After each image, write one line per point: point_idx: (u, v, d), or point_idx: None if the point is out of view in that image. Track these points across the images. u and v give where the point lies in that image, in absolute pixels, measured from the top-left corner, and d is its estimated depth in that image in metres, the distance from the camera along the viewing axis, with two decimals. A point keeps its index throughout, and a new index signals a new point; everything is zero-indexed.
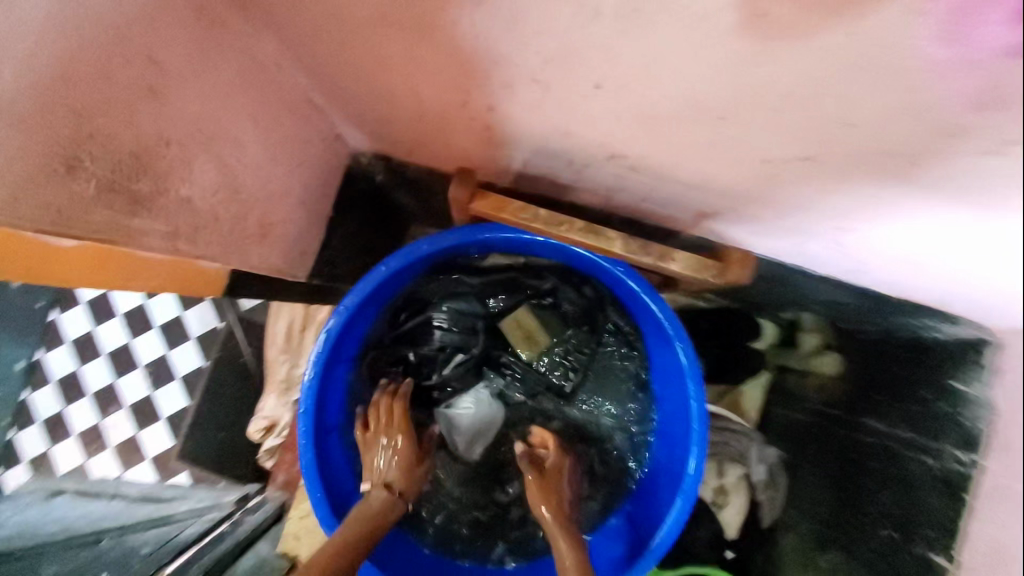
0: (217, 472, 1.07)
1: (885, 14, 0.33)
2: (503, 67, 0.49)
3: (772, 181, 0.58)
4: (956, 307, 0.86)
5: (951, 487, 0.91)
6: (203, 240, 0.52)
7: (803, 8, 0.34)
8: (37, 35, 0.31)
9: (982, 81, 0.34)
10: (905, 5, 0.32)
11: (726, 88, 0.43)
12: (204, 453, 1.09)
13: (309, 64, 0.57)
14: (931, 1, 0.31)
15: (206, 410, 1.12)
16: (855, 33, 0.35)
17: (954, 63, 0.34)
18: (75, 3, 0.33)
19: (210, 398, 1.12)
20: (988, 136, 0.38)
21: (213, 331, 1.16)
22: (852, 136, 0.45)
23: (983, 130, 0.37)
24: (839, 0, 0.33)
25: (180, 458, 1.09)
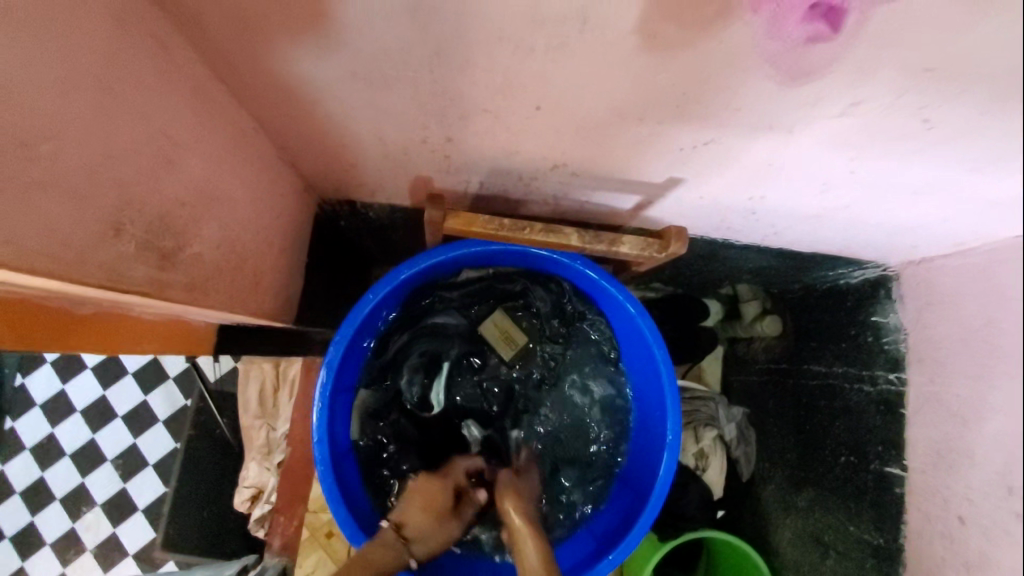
0: (207, 553, 1.18)
1: (747, 26, 0.44)
2: (457, 102, 0.58)
3: (686, 166, 0.70)
4: (861, 250, 1.02)
5: (890, 406, 1.04)
6: (213, 289, 0.58)
7: (688, 29, 0.44)
8: (80, 125, 0.37)
9: (817, 56, 0.46)
10: (755, 20, 0.43)
11: (639, 96, 0.54)
12: (190, 537, 1.18)
13: (282, 123, 0.65)
14: (767, 11, 0.42)
15: (187, 493, 1.21)
16: (729, 42, 0.46)
17: (799, 49, 0.46)
18: (104, 94, 0.39)
19: (188, 481, 1.21)
20: (833, 90, 0.50)
21: (181, 410, 1.27)
22: (742, 118, 0.57)
23: (829, 88, 0.50)
24: (713, 22, 0.44)
25: (163, 549, 1.17)
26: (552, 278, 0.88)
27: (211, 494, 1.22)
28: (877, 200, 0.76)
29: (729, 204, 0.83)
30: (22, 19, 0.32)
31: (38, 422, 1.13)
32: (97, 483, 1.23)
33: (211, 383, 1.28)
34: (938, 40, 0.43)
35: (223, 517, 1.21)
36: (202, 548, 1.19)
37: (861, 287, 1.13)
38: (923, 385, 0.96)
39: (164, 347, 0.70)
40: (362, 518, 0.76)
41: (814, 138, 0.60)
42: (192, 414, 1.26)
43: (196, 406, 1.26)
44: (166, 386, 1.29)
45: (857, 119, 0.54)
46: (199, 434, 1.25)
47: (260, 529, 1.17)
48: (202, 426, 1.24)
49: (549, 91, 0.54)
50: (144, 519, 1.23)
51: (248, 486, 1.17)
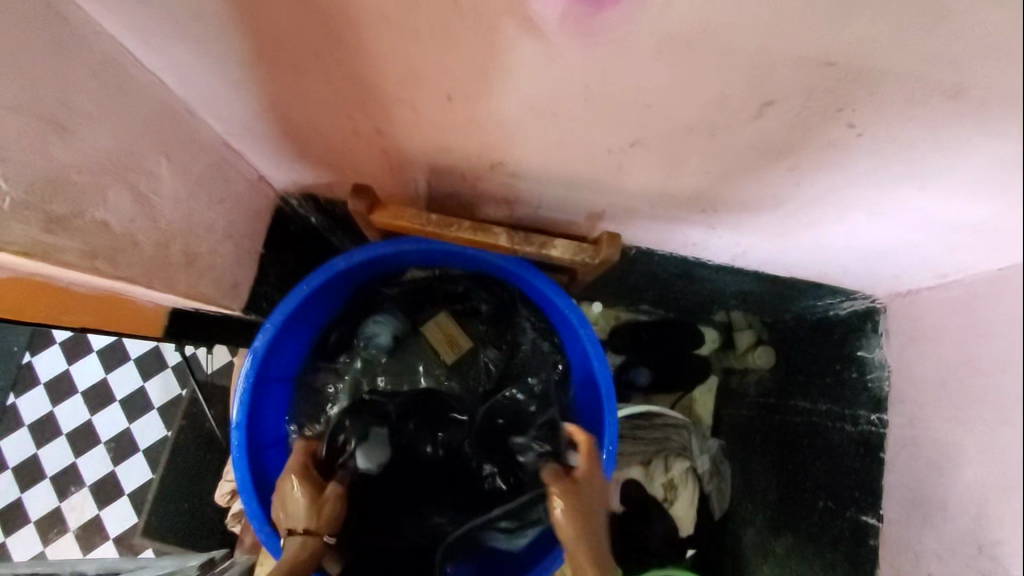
0: (185, 542, 1.21)
1: (621, 14, 0.42)
2: (372, 91, 0.59)
3: (623, 169, 0.68)
4: (841, 276, 0.95)
5: (870, 449, 0.98)
6: (123, 262, 0.59)
7: (564, 18, 0.44)
8: None
9: (696, 51, 0.45)
10: (624, 10, 0.42)
11: (547, 89, 0.53)
12: (171, 526, 1.20)
13: (217, 107, 0.67)
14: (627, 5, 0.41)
15: (172, 481, 1.22)
16: (607, 34, 0.45)
17: (677, 43, 0.44)
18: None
19: (172, 468, 1.22)
20: (735, 84, 0.48)
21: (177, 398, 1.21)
22: (656, 118, 0.55)
23: (731, 81, 0.48)
24: (589, 12, 0.42)
25: (145, 534, 1.17)
26: (497, 283, 0.87)
27: (192, 487, 1.24)
28: (835, 219, 0.71)
29: (683, 216, 0.79)
30: None
31: None
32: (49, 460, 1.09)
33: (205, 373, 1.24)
34: (832, 34, 0.41)
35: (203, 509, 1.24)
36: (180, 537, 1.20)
37: (848, 319, 1.05)
38: (904, 426, 0.90)
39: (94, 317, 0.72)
40: None
41: (743, 144, 0.57)
42: (185, 404, 1.24)
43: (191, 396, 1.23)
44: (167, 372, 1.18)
45: (775, 122, 0.52)
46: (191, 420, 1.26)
47: (236, 525, 1.25)
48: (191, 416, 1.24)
49: (453, 80, 0.54)
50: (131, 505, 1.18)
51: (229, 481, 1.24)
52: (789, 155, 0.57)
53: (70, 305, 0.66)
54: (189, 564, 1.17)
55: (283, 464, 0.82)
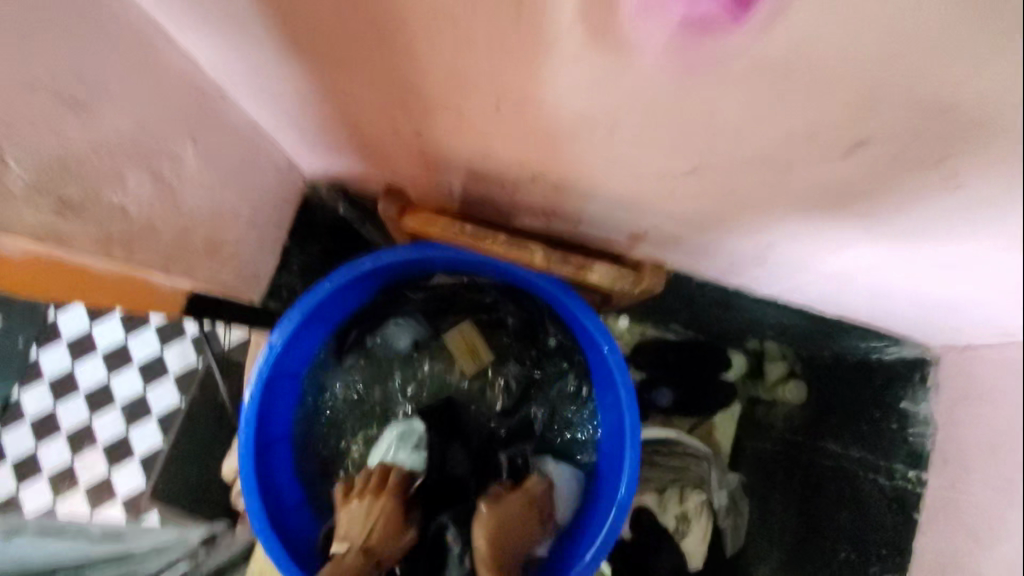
0: (187, 511, 1.18)
1: (690, 34, 0.38)
2: (413, 90, 0.55)
3: (674, 194, 0.62)
4: (890, 321, 0.89)
5: (904, 507, 0.91)
6: (140, 249, 0.56)
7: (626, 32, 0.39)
8: None
9: (771, 80, 0.40)
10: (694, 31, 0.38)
11: (604, 103, 0.48)
12: (177, 493, 1.19)
13: (251, 92, 0.64)
14: (711, 26, 0.37)
15: (184, 448, 1.22)
16: (671, 54, 0.40)
17: (750, 68, 0.40)
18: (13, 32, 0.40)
19: (187, 437, 1.22)
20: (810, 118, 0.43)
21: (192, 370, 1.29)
22: (719, 148, 0.50)
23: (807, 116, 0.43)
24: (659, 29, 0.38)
25: (152, 499, 1.18)
26: (527, 297, 0.82)
27: (202, 459, 1.21)
28: (901, 266, 0.64)
29: (733, 246, 0.74)
30: None
31: (59, 356, 1.30)
32: (107, 422, 1.29)
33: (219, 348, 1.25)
34: (945, 74, 0.35)
35: (209, 483, 1.20)
36: (186, 505, 1.18)
37: (892, 365, 0.98)
38: (943, 489, 0.84)
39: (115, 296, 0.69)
40: (276, 514, 0.72)
41: (815, 181, 0.52)
42: (200, 376, 1.26)
43: (208, 369, 1.25)
44: (184, 342, 1.31)
45: (866, 162, 0.47)
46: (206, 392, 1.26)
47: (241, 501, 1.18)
48: (206, 390, 1.24)
49: (499, 87, 0.50)
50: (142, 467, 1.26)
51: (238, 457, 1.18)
52: (863, 194, 0.52)
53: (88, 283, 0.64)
54: (190, 540, 1.15)
55: (286, 464, 0.79)
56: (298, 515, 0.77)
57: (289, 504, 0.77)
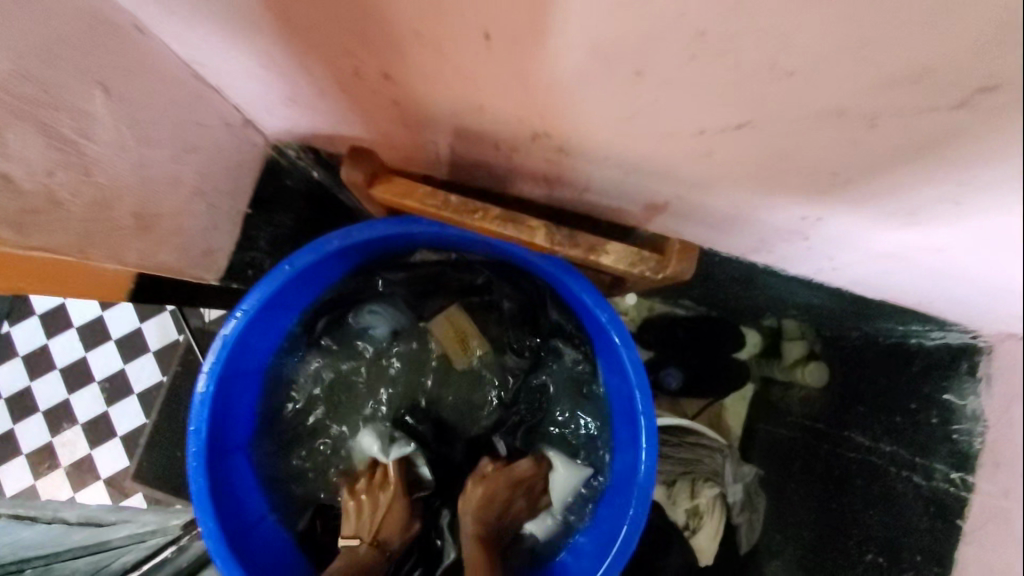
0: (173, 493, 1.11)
1: None
2: (377, 18, 0.42)
3: (710, 157, 0.50)
4: (938, 305, 0.77)
5: (943, 511, 0.83)
6: (41, 230, 0.44)
7: None
8: None
9: None
10: None
11: (631, 33, 0.36)
12: (162, 472, 1.11)
13: (179, 25, 0.51)
14: None
15: (166, 426, 1.13)
16: None
17: None
18: None
19: (168, 414, 1.13)
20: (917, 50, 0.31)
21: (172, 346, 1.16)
22: (783, 93, 0.38)
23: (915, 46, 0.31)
24: None
25: (134, 479, 1.12)
26: (524, 276, 0.72)
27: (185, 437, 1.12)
28: (977, 256, 0.52)
29: (769, 219, 0.61)
30: None
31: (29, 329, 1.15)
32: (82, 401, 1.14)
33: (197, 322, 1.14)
34: None
35: None
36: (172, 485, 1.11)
37: (936, 352, 0.87)
38: (992, 497, 0.75)
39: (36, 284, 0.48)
40: (237, 531, 0.63)
41: (901, 140, 0.40)
42: (181, 351, 1.15)
43: (187, 343, 1.15)
44: (164, 315, 1.16)
45: (974, 119, 0.35)
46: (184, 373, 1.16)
47: None
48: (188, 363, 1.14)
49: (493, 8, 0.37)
50: (120, 449, 1.13)
51: None
52: (952, 164, 0.40)
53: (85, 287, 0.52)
54: (172, 524, 1.01)
55: (251, 470, 0.70)
56: (265, 527, 0.68)
57: (254, 516, 0.67)
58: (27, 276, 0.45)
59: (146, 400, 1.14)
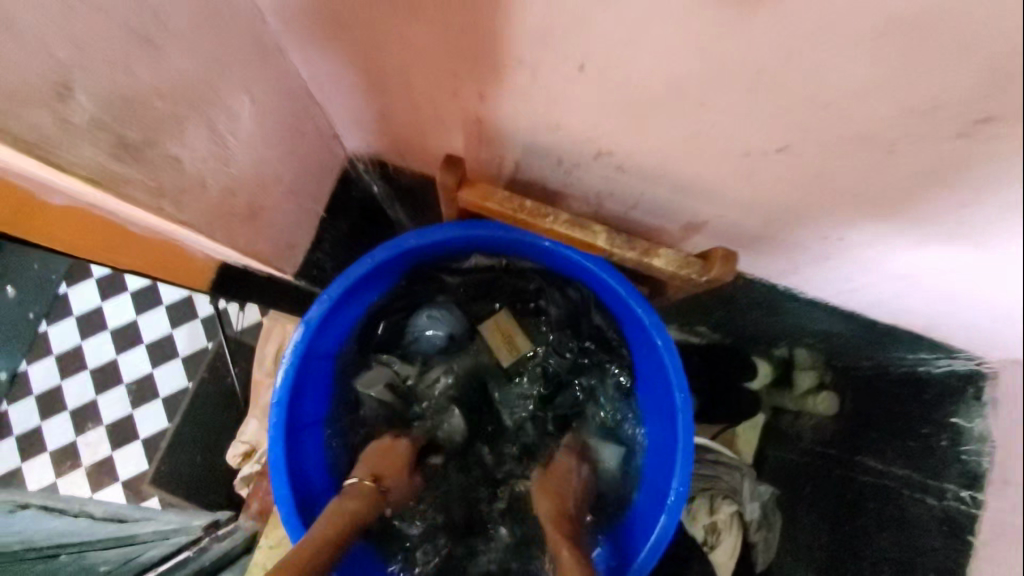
0: (190, 498, 1.18)
1: None
2: (491, 49, 0.52)
3: (752, 177, 0.58)
4: (948, 330, 0.84)
5: (954, 528, 0.86)
6: (188, 205, 0.53)
7: None
8: None
9: (902, 45, 0.38)
10: None
11: (699, 67, 0.45)
12: (179, 476, 1.20)
13: (311, 45, 0.61)
14: None
15: (187, 433, 1.24)
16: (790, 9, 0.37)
17: (875, 31, 0.37)
18: None
19: (190, 421, 1.25)
20: (928, 82, 0.40)
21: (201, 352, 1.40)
22: (830, 121, 0.46)
23: (926, 80, 0.40)
24: None
25: (154, 483, 1.20)
26: (572, 284, 0.77)
27: (208, 441, 1.23)
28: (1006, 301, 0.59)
29: (794, 240, 0.69)
30: None
31: (69, 331, 1.44)
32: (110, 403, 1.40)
33: (231, 332, 1.30)
34: None
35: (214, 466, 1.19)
36: (190, 489, 1.19)
37: (944, 380, 0.92)
38: (1000, 511, 0.80)
39: (110, 254, 0.62)
40: (306, 501, 0.68)
41: (921, 166, 0.48)
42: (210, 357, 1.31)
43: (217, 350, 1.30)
44: (193, 326, 1.41)
45: (978, 145, 0.43)
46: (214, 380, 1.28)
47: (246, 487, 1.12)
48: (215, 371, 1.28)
49: (593, 42, 0.46)
50: (143, 453, 1.36)
51: (243, 443, 1.13)
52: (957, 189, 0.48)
53: (165, 257, 0.67)
54: (194, 525, 1.07)
55: (319, 449, 0.75)
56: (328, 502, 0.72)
57: (319, 490, 0.72)
58: (132, 244, 0.61)
59: (169, 403, 1.37)
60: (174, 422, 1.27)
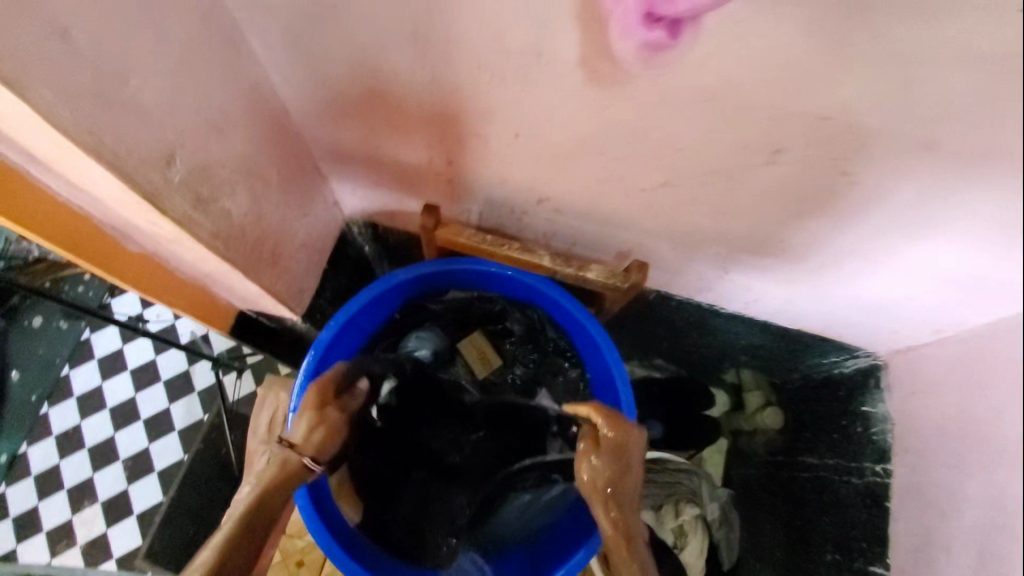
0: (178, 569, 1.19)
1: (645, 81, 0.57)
2: (454, 127, 0.73)
3: (652, 208, 0.79)
4: (840, 329, 1.03)
5: (875, 498, 1.00)
6: (231, 246, 0.71)
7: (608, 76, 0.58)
8: (172, 89, 0.56)
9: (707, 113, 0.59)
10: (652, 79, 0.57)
11: (591, 130, 0.67)
12: (173, 544, 1.22)
13: (323, 134, 0.82)
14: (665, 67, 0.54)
15: (180, 504, 1.25)
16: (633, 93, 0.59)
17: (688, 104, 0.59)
18: (196, 81, 0.59)
19: (184, 492, 1.26)
20: (735, 134, 0.61)
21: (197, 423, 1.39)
22: (687, 162, 0.68)
23: (734, 132, 0.61)
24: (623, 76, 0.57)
25: (145, 558, 1.21)
26: (530, 306, 0.96)
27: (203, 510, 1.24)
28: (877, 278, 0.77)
29: (698, 258, 0.89)
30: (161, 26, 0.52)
31: (67, 411, 1.38)
32: (107, 480, 1.35)
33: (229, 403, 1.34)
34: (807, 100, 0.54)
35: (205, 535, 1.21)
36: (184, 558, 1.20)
37: (853, 376, 1.10)
38: (907, 475, 0.94)
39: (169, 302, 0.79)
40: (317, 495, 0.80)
41: (755, 190, 0.69)
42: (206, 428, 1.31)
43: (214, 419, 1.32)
44: (191, 399, 1.40)
45: (780, 170, 0.64)
46: (205, 450, 1.29)
47: None
48: (210, 439, 1.29)
49: (521, 117, 0.68)
50: (137, 526, 1.32)
51: None
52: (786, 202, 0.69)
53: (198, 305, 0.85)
54: None
55: None
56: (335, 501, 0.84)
57: None
58: (176, 290, 0.79)
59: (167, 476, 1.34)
60: (168, 495, 1.28)
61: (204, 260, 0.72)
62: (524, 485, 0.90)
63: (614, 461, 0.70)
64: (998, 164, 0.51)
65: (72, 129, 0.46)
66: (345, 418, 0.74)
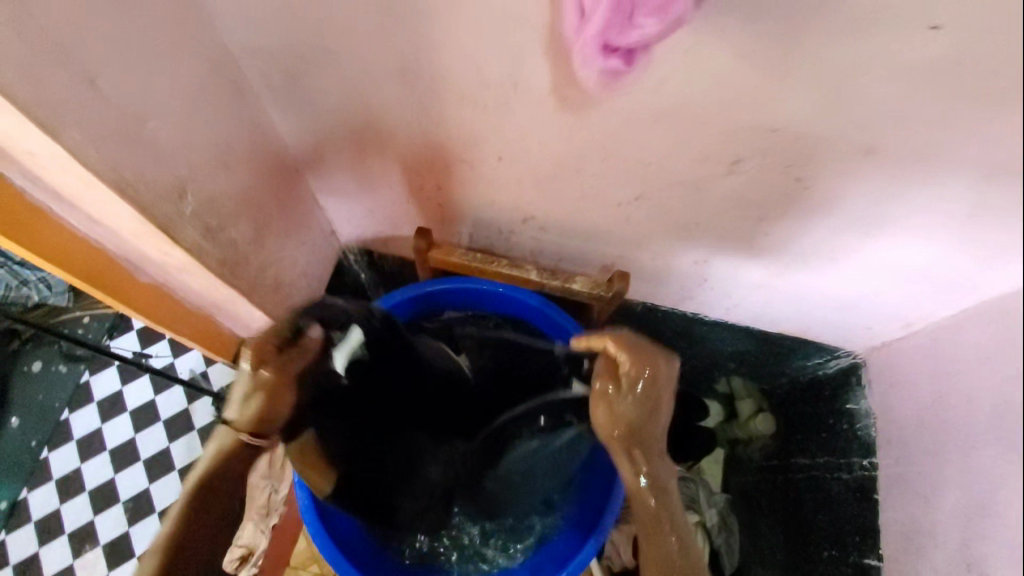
0: None
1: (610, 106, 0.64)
2: (443, 155, 0.79)
3: (629, 222, 0.84)
4: (817, 331, 1.09)
5: (865, 492, 1.07)
6: (235, 272, 0.76)
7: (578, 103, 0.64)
8: (185, 132, 0.62)
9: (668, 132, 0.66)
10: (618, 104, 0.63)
11: (567, 152, 0.73)
12: None
13: (319, 167, 0.88)
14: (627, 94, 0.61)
15: None
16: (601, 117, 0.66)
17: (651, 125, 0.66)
18: (206, 123, 0.65)
19: None
20: (698, 149, 0.67)
21: None
22: (655, 177, 0.74)
23: (696, 148, 0.67)
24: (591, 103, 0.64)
25: None
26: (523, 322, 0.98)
27: None
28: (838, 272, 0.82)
29: (677, 268, 0.94)
30: (176, 76, 0.58)
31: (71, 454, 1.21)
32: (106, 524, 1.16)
33: None
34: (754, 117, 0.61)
35: None
36: None
37: (834, 376, 1.16)
38: (891, 467, 1.00)
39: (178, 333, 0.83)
40: (325, 515, 0.83)
41: (721, 200, 0.75)
42: None
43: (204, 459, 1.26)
44: None
45: (739, 181, 0.71)
46: None
47: None
48: None
49: (504, 143, 0.74)
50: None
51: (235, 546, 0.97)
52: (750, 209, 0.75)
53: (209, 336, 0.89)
54: None
55: None
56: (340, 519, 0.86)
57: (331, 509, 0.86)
58: (187, 322, 0.83)
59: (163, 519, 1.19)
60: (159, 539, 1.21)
61: (215, 291, 0.76)
62: (532, 429, 0.81)
63: (642, 402, 0.62)
64: (925, 163, 0.58)
65: (99, 167, 0.51)
66: (293, 380, 0.59)
